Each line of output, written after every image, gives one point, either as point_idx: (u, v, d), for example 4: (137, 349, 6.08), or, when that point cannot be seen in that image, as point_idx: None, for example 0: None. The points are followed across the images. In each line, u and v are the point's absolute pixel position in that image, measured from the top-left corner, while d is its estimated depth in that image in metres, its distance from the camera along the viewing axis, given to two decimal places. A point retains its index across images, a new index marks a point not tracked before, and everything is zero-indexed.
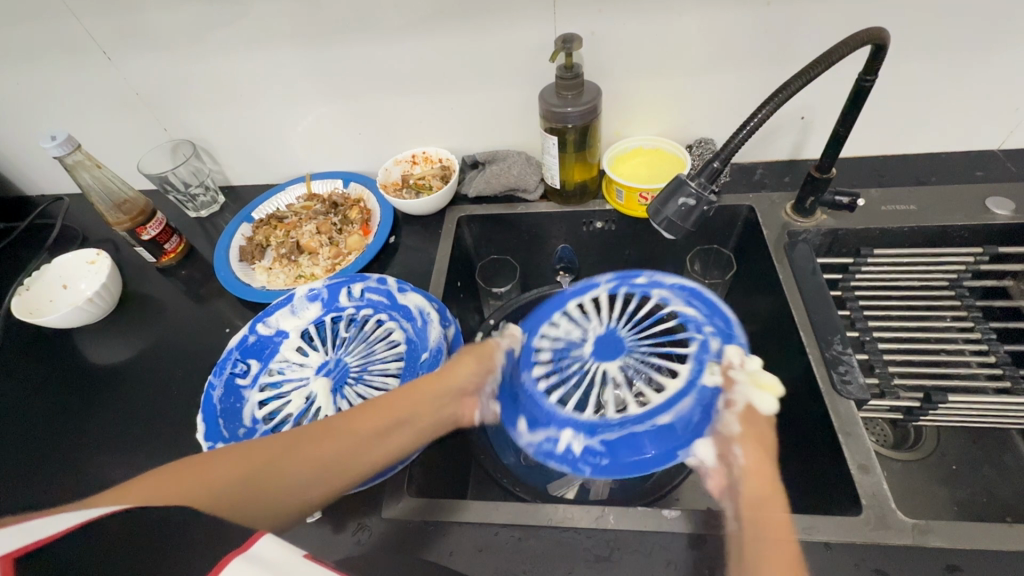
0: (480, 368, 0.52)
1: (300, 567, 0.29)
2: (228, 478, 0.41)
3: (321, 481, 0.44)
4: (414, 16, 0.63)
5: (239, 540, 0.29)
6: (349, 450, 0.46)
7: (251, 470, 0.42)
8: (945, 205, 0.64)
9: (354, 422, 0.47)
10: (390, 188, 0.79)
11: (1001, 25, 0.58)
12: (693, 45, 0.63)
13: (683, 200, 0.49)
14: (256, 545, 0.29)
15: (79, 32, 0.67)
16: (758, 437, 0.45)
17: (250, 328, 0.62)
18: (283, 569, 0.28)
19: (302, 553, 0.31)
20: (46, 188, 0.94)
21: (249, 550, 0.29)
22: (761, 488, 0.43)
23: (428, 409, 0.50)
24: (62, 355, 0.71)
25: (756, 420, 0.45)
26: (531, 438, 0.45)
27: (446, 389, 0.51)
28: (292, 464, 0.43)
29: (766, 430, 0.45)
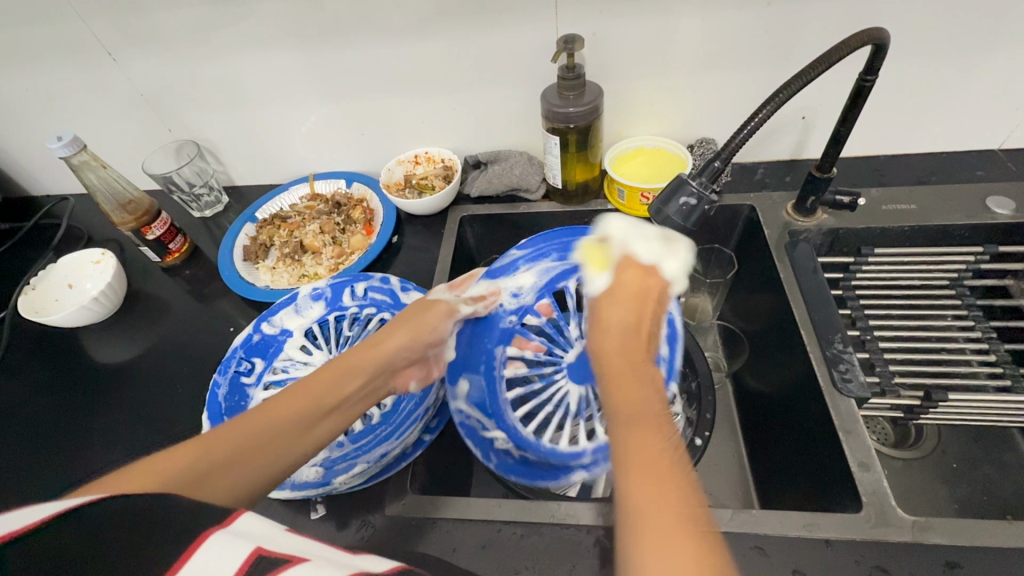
0: (417, 338, 0.54)
1: (283, 540, 0.30)
2: (179, 467, 0.37)
3: (275, 452, 0.42)
4: (417, 17, 0.63)
5: (219, 516, 0.29)
6: (290, 417, 0.44)
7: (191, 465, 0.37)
8: (946, 205, 0.65)
9: (300, 395, 0.46)
10: (393, 188, 0.79)
11: (1000, 26, 0.58)
12: (695, 45, 0.63)
13: (685, 200, 0.49)
14: (236, 523, 0.30)
15: (85, 33, 0.68)
16: (632, 313, 0.48)
17: (254, 327, 0.62)
18: (266, 542, 0.29)
19: (284, 528, 0.31)
20: (51, 188, 0.94)
21: (229, 526, 0.29)
22: (625, 404, 0.42)
23: (367, 378, 0.51)
24: (67, 354, 0.71)
25: (643, 282, 0.50)
26: (464, 412, 0.55)
27: (382, 357, 0.52)
28: (239, 443, 0.40)
29: (639, 288, 0.50)
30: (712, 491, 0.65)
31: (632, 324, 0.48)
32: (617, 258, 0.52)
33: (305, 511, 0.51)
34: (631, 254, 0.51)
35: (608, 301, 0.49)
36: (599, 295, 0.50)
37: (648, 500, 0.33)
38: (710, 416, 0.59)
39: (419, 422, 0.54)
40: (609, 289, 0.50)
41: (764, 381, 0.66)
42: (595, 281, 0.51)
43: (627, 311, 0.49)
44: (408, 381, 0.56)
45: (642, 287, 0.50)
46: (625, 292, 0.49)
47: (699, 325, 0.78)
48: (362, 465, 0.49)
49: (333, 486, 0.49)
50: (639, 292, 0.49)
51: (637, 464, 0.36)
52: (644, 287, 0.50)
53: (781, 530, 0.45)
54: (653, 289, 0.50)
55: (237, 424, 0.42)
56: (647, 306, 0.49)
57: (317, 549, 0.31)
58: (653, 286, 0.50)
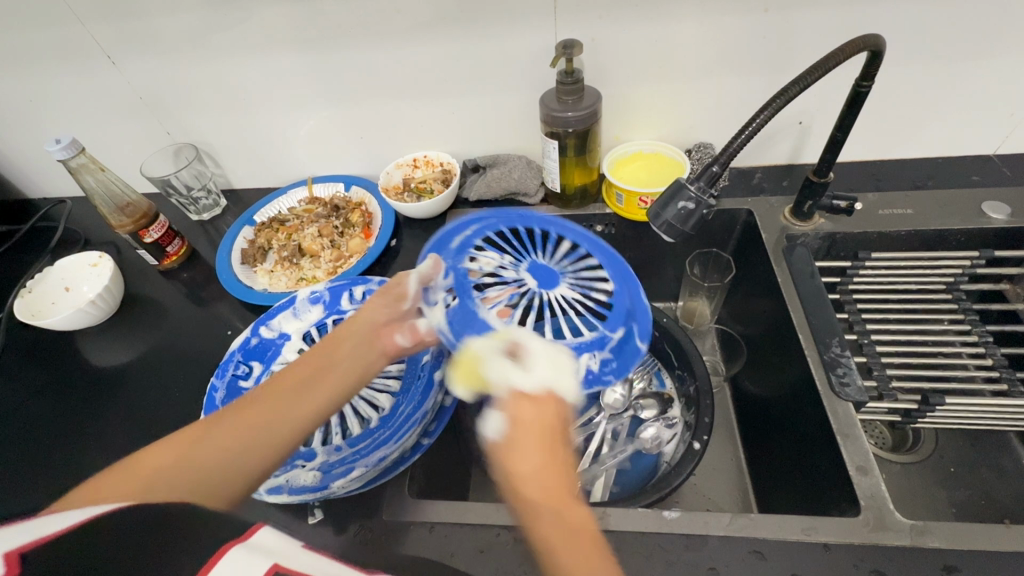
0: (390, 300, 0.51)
1: (298, 557, 0.30)
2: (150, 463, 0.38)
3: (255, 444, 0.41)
4: (417, 22, 0.64)
5: (239, 529, 0.30)
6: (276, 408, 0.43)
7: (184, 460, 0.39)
8: (941, 209, 0.65)
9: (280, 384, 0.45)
10: (392, 191, 0.79)
11: (993, 34, 0.59)
12: (692, 51, 0.64)
13: (682, 204, 0.50)
14: (255, 537, 0.30)
15: (85, 37, 0.68)
16: (524, 436, 0.43)
17: (253, 331, 0.63)
18: (283, 558, 0.29)
19: (298, 545, 0.32)
20: (49, 191, 0.94)
21: (250, 540, 0.29)
22: (546, 508, 0.38)
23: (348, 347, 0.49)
24: (64, 357, 0.71)
25: (544, 410, 0.45)
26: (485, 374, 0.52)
27: (359, 330, 0.50)
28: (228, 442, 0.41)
29: (550, 419, 0.44)
30: (711, 494, 0.65)
31: (542, 456, 0.42)
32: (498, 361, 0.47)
33: (303, 515, 0.51)
34: (517, 386, 0.45)
35: (520, 426, 0.43)
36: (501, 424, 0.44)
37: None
38: (709, 419, 0.58)
39: (419, 426, 0.53)
40: (508, 423, 0.44)
41: (762, 384, 0.66)
42: (524, 381, 0.46)
43: (513, 436, 0.43)
44: (394, 339, 0.50)
45: (541, 411, 0.44)
46: (537, 433, 0.43)
47: (697, 329, 0.80)
48: (361, 470, 0.49)
49: (332, 490, 0.49)
50: (549, 421, 0.44)
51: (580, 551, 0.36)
52: (537, 417, 0.44)
53: (779, 534, 0.45)
54: (563, 441, 0.44)
55: (216, 423, 0.42)
56: (549, 433, 0.43)
57: (328, 567, 0.32)
58: (550, 416, 0.44)
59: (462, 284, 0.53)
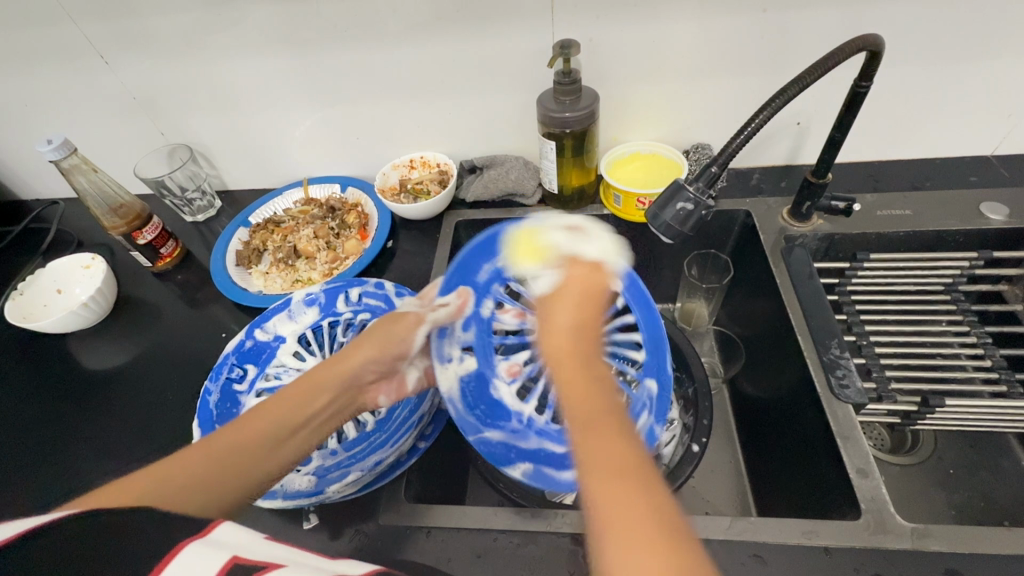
0: (383, 352, 0.53)
1: (260, 549, 0.30)
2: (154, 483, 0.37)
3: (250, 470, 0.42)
4: (413, 22, 0.63)
5: (197, 526, 0.29)
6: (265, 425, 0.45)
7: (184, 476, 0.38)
8: (938, 210, 0.65)
9: (273, 412, 0.46)
10: (388, 192, 0.78)
11: (991, 34, 0.59)
12: (690, 51, 0.63)
13: (680, 205, 0.49)
14: (215, 533, 0.29)
15: (77, 37, 0.67)
16: (569, 310, 0.49)
17: (247, 334, 0.62)
18: (243, 550, 0.29)
19: (263, 536, 0.31)
20: (42, 192, 0.93)
21: (208, 536, 0.29)
22: (577, 365, 0.44)
23: (335, 394, 0.51)
24: (55, 360, 0.70)
25: (583, 285, 0.51)
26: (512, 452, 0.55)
27: (344, 374, 0.51)
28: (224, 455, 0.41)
29: (576, 294, 0.50)
30: (710, 497, 0.65)
31: (576, 325, 0.48)
32: (556, 256, 0.53)
33: (298, 521, 0.51)
34: (573, 251, 0.53)
35: (557, 304, 0.50)
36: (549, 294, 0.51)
37: (606, 459, 0.33)
38: (707, 421, 0.59)
39: (415, 430, 0.52)
40: (558, 284, 0.51)
41: (761, 387, 0.66)
42: (565, 245, 0.54)
43: (561, 306, 0.50)
44: (376, 397, 0.55)
45: (574, 288, 0.50)
46: (572, 300, 0.50)
47: (695, 330, 0.79)
48: (357, 474, 0.49)
49: (327, 495, 0.48)
50: (583, 295, 0.50)
51: (596, 427, 0.36)
52: (588, 281, 0.51)
53: (779, 537, 0.45)
54: (578, 313, 0.49)
55: (213, 445, 0.41)
56: (575, 307, 0.49)
57: (292, 557, 0.31)
58: (597, 283, 0.51)
59: (480, 343, 0.58)
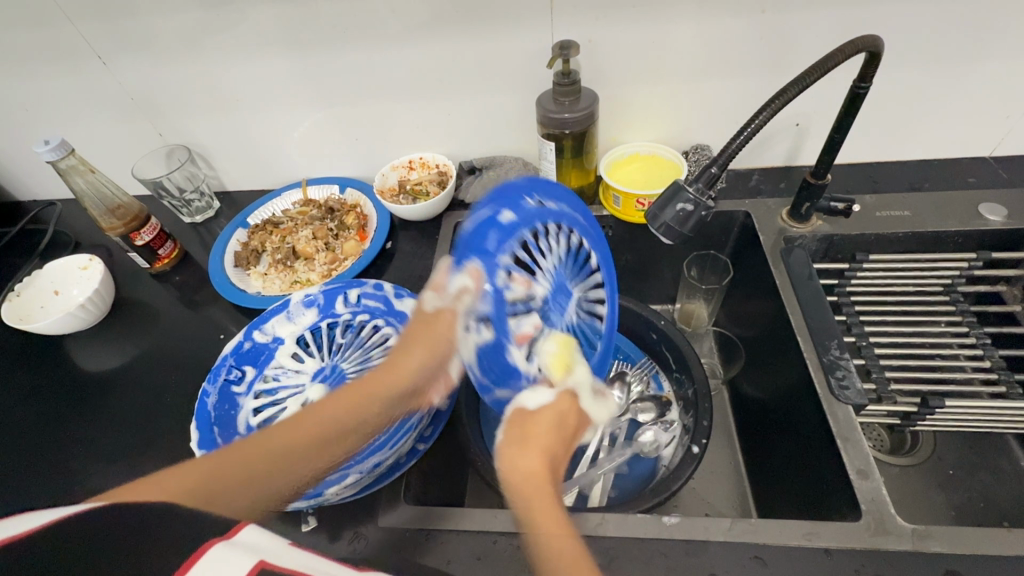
0: (433, 355, 0.50)
1: (283, 554, 0.30)
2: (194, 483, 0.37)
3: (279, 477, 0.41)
4: (412, 23, 0.63)
5: (224, 527, 0.30)
6: (318, 433, 0.44)
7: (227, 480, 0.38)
8: (937, 211, 0.65)
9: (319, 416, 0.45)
10: (387, 193, 0.78)
11: (991, 35, 0.59)
12: (690, 52, 0.63)
13: (680, 206, 0.49)
14: (240, 535, 0.30)
15: (76, 37, 0.67)
16: (534, 446, 0.50)
17: (246, 335, 0.61)
18: (268, 555, 0.29)
19: (284, 542, 0.32)
20: (39, 193, 0.93)
21: (233, 537, 0.29)
22: (533, 490, 0.45)
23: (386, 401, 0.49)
24: (53, 362, 0.70)
25: (551, 415, 0.51)
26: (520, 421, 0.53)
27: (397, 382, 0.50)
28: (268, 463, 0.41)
29: (543, 432, 0.51)
30: (709, 498, 0.65)
31: (529, 469, 0.47)
32: (569, 381, 0.54)
33: (296, 524, 0.50)
34: (522, 402, 0.50)
35: (536, 422, 0.51)
36: (523, 417, 0.50)
37: (560, 554, 0.37)
38: (707, 423, 0.58)
39: (414, 430, 0.51)
40: (548, 406, 0.52)
41: (761, 388, 0.66)
42: (532, 400, 0.51)
43: (516, 447, 0.50)
44: (429, 399, 0.54)
45: (553, 420, 0.51)
46: (542, 434, 0.51)
47: (694, 331, 0.79)
48: (355, 475, 0.48)
49: (325, 497, 0.47)
50: (546, 442, 0.50)
51: (546, 527, 0.41)
52: (566, 421, 0.53)
53: (780, 539, 0.44)
54: (552, 442, 0.51)
55: (250, 446, 0.40)
56: (540, 443, 0.50)
57: (310, 561, 0.32)
58: (574, 422, 0.54)
59: (500, 317, 0.46)
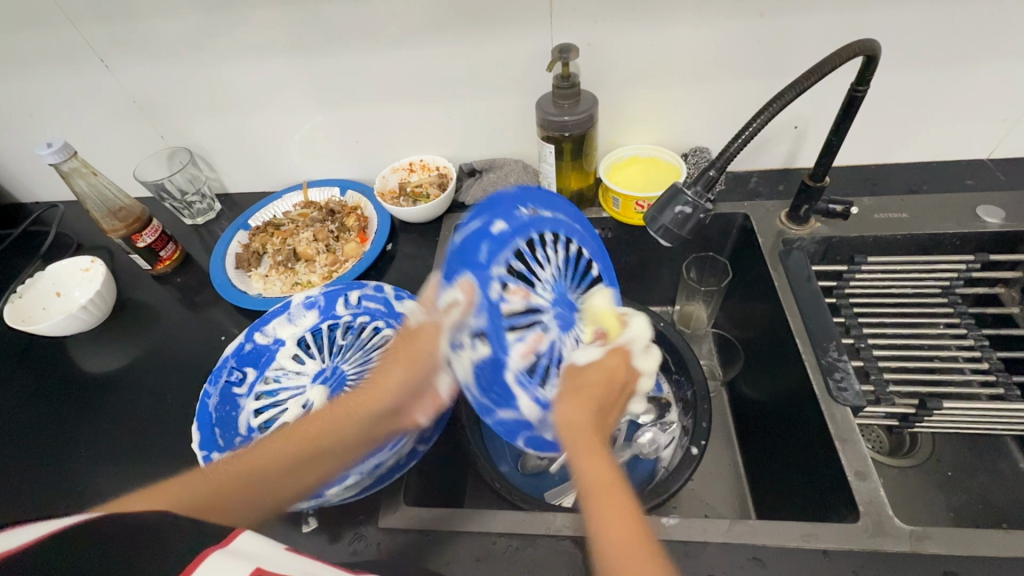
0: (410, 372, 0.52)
1: (279, 560, 0.31)
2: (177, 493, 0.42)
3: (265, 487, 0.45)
4: (412, 26, 0.63)
5: (216, 536, 0.30)
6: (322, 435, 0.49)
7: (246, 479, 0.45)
8: (935, 214, 0.65)
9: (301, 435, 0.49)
10: (388, 195, 0.78)
11: (988, 37, 0.59)
12: (689, 55, 0.64)
13: (679, 209, 0.50)
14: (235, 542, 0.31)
15: (78, 40, 0.68)
16: (585, 396, 0.46)
17: (247, 337, 0.62)
18: (264, 562, 0.30)
19: (281, 547, 0.33)
20: (41, 195, 0.93)
21: (228, 545, 0.30)
22: (585, 446, 0.43)
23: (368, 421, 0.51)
24: (55, 363, 0.70)
25: (602, 365, 0.49)
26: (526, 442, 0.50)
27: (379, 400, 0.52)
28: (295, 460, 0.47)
29: (602, 387, 0.47)
30: (708, 499, 0.65)
31: (584, 417, 0.45)
32: (619, 339, 0.51)
33: (297, 524, 0.50)
34: (575, 360, 0.50)
35: (577, 381, 0.48)
36: (576, 372, 0.49)
37: (613, 522, 0.38)
38: (706, 424, 0.58)
39: (414, 432, 0.52)
40: (591, 362, 0.49)
41: (760, 390, 0.66)
42: (582, 356, 0.50)
43: (571, 396, 0.47)
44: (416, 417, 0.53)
45: (604, 374, 0.48)
46: (598, 387, 0.47)
47: (694, 333, 0.80)
48: (355, 477, 0.48)
49: (326, 498, 0.48)
50: (597, 391, 0.47)
51: (607, 494, 0.39)
52: (614, 374, 0.48)
53: (778, 540, 0.45)
54: (608, 394, 0.47)
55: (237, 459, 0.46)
56: (596, 396, 0.47)
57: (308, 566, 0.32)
58: (617, 373, 0.48)
59: (496, 330, 0.47)
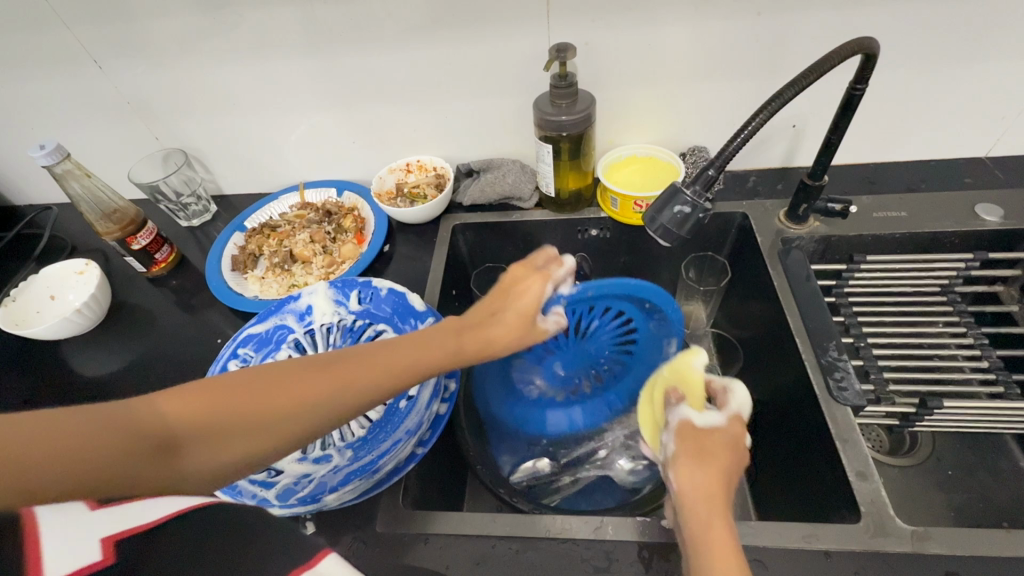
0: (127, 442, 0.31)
1: None
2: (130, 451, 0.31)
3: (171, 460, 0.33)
4: (407, 25, 0.63)
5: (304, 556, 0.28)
6: (406, 366, 0.42)
7: (232, 402, 0.37)
8: (935, 212, 0.65)
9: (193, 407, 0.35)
10: (385, 196, 0.78)
11: (987, 34, 0.59)
12: (685, 54, 0.63)
13: (678, 209, 0.49)
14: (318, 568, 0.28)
15: (70, 41, 0.67)
16: (710, 457, 0.43)
17: (233, 350, 0.60)
18: None
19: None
20: (36, 198, 0.93)
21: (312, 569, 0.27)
22: (709, 514, 0.39)
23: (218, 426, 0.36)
24: (49, 367, 0.69)
25: (720, 432, 0.46)
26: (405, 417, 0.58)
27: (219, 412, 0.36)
28: (206, 414, 0.36)
29: (726, 448, 0.44)
30: None
31: (711, 480, 0.41)
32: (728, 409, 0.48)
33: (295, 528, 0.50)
34: (689, 418, 0.48)
35: (704, 441, 0.45)
36: (693, 428, 0.46)
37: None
38: None
39: (414, 436, 0.51)
40: (705, 426, 0.46)
41: (760, 389, 0.66)
42: (700, 418, 0.47)
43: (692, 457, 0.43)
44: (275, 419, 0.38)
45: (727, 439, 0.45)
46: (724, 450, 0.44)
47: (693, 333, 0.79)
48: (355, 482, 0.47)
49: (325, 503, 0.47)
50: (716, 449, 0.44)
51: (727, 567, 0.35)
52: (732, 441, 0.45)
53: (780, 541, 0.44)
54: (733, 460, 0.44)
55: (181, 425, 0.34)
56: (721, 457, 0.43)
57: None
58: (734, 445, 0.45)
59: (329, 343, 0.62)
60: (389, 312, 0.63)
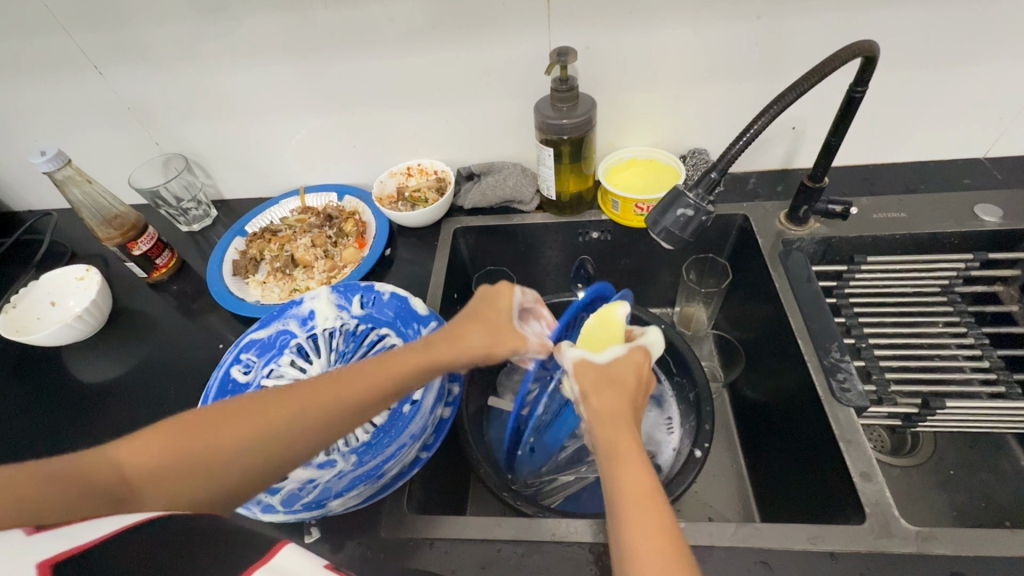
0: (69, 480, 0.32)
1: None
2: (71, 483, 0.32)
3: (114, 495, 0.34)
4: (408, 30, 0.63)
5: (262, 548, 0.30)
6: (347, 394, 0.43)
7: (186, 443, 0.38)
8: (934, 213, 0.66)
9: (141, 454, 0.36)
10: (386, 201, 0.78)
11: (985, 35, 0.59)
12: (685, 57, 0.64)
13: (680, 212, 0.50)
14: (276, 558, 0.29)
15: (71, 47, 0.67)
16: (619, 386, 0.45)
17: (236, 354, 0.60)
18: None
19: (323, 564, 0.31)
20: (36, 204, 0.93)
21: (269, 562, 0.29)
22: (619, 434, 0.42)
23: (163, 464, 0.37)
24: (50, 372, 0.69)
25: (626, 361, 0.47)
26: None
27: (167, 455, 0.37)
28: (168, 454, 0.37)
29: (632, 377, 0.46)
30: (712, 503, 0.65)
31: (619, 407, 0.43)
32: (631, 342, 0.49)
33: (299, 534, 0.50)
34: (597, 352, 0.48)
35: (611, 374, 0.46)
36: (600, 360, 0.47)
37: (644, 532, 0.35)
38: (710, 426, 0.57)
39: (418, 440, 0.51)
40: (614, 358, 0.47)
41: (761, 391, 0.66)
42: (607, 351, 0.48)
43: (603, 386, 0.45)
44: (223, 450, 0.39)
45: (633, 366, 0.47)
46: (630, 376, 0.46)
47: (695, 334, 0.80)
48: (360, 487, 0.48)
49: (329, 509, 0.47)
50: (625, 378, 0.46)
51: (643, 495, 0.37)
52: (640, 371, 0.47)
53: (785, 543, 0.45)
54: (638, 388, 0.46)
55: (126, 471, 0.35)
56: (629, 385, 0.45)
57: None
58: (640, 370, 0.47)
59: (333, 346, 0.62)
60: (391, 315, 0.63)
